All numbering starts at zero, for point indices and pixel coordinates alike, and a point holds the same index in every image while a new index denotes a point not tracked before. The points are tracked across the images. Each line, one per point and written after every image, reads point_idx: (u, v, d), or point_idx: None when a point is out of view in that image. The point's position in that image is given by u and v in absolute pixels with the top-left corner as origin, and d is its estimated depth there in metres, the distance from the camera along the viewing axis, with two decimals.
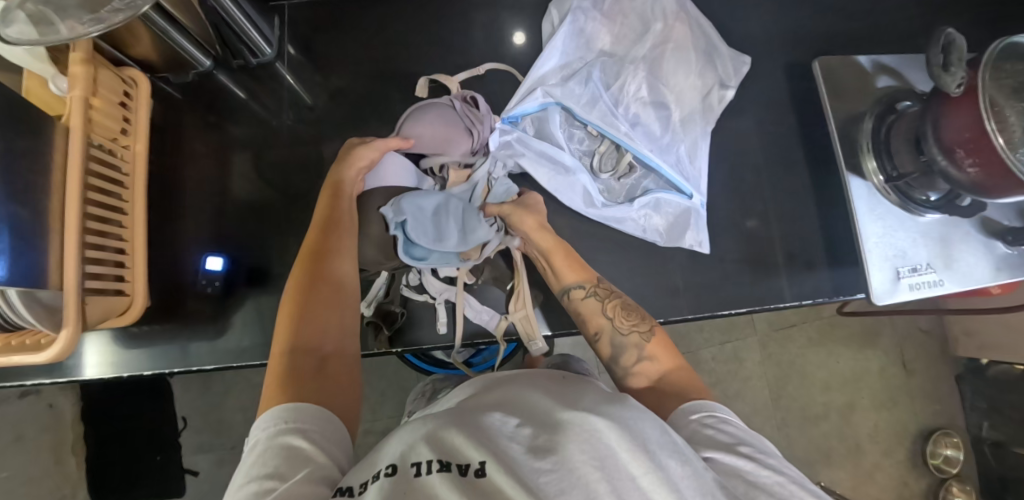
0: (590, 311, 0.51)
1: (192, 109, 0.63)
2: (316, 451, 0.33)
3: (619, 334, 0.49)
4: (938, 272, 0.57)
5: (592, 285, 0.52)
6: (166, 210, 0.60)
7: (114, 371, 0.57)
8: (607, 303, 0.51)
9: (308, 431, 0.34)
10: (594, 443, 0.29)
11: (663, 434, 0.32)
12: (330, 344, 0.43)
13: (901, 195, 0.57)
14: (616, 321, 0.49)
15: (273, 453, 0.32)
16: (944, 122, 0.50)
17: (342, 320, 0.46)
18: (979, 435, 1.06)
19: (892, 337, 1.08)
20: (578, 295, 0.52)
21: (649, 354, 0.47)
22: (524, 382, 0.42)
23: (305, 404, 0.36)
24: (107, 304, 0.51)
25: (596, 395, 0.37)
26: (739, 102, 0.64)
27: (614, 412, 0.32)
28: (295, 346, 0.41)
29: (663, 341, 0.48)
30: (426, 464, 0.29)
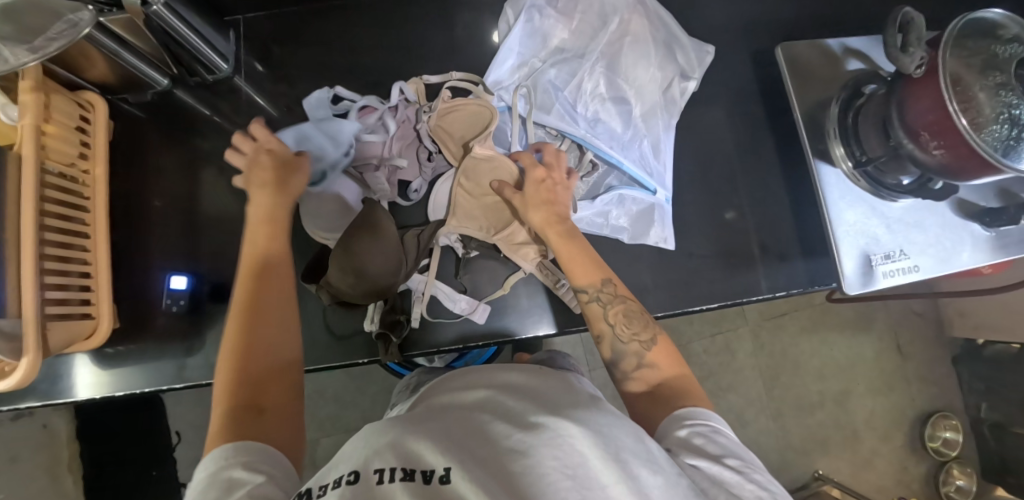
0: (594, 316, 0.47)
1: (154, 127, 0.63)
2: (260, 477, 0.30)
3: (619, 341, 0.45)
4: (913, 259, 0.56)
5: (596, 288, 0.47)
6: (132, 231, 0.60)
7: (85, 392, 0.57)
8: (610, 308, 0.46)
9: (254, 462, 0.31)
10: (567, 449, 0.27)
11: (638, 440, 0.29)
12: (272, 386, 0.38)
13: (871, 180, 0.56)
14: (617, 329, 0.45)
15: (215, 484, 0.29)
16: (909, 105, 0.48)
17: (280, 352, 0.40)
18: (978, 417, 1.04)
19: (886, 321, 1.07)
20: (582, 297, 0.47)
21: (651, 361, 0.43)
22: (491, 381, 0.39)
23: (245, 441, 0.33)
24: (71, 329, 0.51)
25: (572, 401, 0.35)
26: (705, 92, 0.63)
27: (589, 420, 0.30)
28: (229, 400, 0.37)
29: (667, 347, 0.45)
30: (388, 472, 0.27)
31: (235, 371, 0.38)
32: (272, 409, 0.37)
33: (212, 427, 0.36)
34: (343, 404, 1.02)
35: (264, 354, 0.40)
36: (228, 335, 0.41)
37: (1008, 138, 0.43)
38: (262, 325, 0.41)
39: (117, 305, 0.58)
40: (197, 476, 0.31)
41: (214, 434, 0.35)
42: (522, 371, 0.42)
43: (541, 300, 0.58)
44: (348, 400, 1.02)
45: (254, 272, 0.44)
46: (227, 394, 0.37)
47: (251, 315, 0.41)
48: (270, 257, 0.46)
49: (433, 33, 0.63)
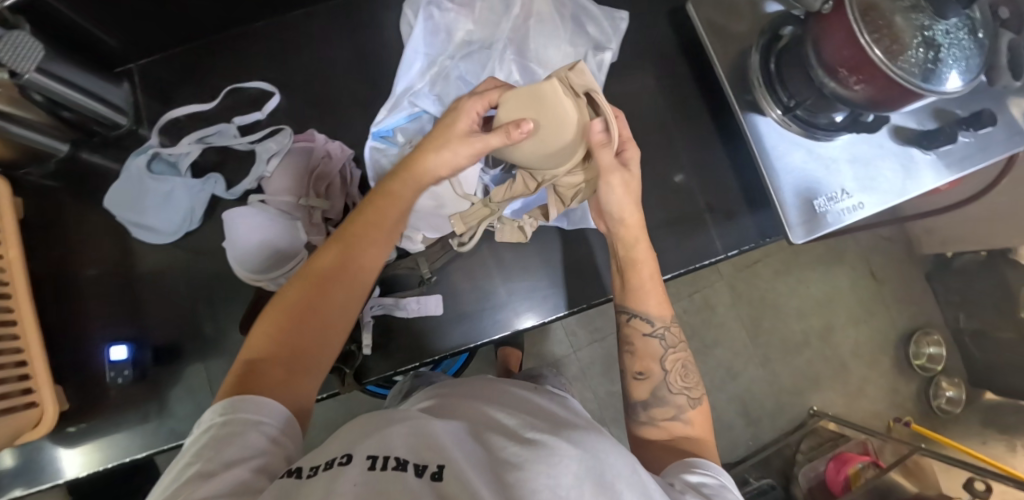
0: (647, 350, 0.47)
1: (65, 195, 0.59)
2: (270, 445, 0.31)
3: (666, 389, 0.45)
4: (858, 196, 0.55)
5: (663, 324, 0.48)
6: (66, 309, 0.58)
7: (47, 479, 0.55)
8: (671, 352, 0.47)
9: (265, 424, 0.32)
10: (562, 467, 0.25)
11: (634, 469, 0.27)
12: (308, 357, 0.37)
13: (802, 124, 0.55)
14: (670, 375, 0.46)
15: (226, 436, 0.30)
16: (823, 42, 0.47)
17: (336, 323, 0.39)
18: (958, 327, 1.06)
19: (857, 250, 1.08)
20: (641, 327, 0.48)
21: (688, 418, 0.44)
22: (496, 398, 0.39)
23: (254, 397, 0.32)
24: (14, 423, 0.49)
25: (574, 423, 0.34)
26: (626, 61, 0.62)
27: (588, 442, 0.28)
28: (264, 352, 0.36)
29: (704, 415, 0.45)
30: (381, 459, 0.26)
31: (281, 321, 0.37)
32: (300, 384, 0.36)
33: (235, 367, 0.36)
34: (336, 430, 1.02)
35: (318, 329, 0.38)
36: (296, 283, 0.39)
37: (925, 62, 0.42)
38: (333, 297, 0.39)
39: (63, 387, 0.55)
40: (209, 420, 0.32)
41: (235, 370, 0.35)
42: (529, 392, 0.43)
43: (493, 303, 0.57)
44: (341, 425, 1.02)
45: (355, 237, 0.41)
46: (267, 346, 0.36)
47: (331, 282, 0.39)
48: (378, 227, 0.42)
49: (336, 48, 0.60)
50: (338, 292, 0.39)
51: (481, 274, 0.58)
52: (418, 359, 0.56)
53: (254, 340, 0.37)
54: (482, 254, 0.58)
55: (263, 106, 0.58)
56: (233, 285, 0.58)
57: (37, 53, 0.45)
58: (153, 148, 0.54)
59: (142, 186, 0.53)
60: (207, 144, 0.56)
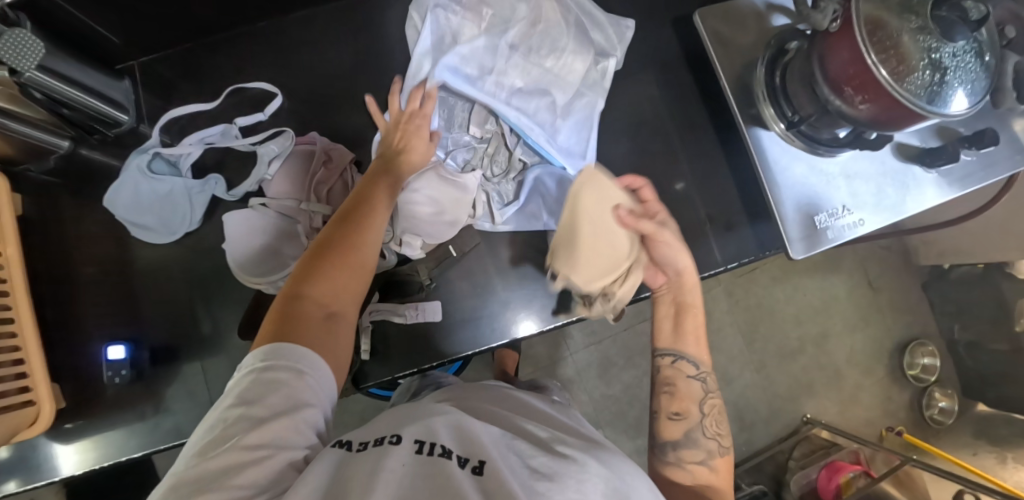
0: (688, 392, 0.49)
1: (64, 192, 0.59)
2: (309, 401, 0.33)
3: (701, 431, 0.47)
4: (858, 213, 0.55)
5: (704, 369, 0.50)
6: (64, 306, 0.57)
7: (43, 476, 0.55)
8: (710, 397, 0.49)
9: (307, 374, 0.33)
10: (584, 486, 0.25)
11: (660, 499, 0.28)
12: (336, 301, 0.39)
13: (806, 139, 0.54)
14: (706, 420, 0.48)
15: (269, 383, 0.32)
16: (828, 59, 0.47)
17: (364, 267, 0.42)
18: (953, 338, 1.07)
19: (855, 258, 1.08)
20: (686, 369, 0.50)
21: (713, 464, 0.46)
22: (527, 414, 0.39)
23: (296, 345, 0.34)
24: (10, 421, 0.49)
25: (599, 442, 0.33)
26: (631, 70, 0.61)
27: (614, 464, 0.28)
28: (299, 289, 0.38)
29: (729, 464, 0.47)
30: (429, 445, 0.27)
31: (309, 263, 0.40)
32: (337, 323, 0.38)
33: (273, 309, 0.38)
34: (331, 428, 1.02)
35: (347, 265, 0.40)
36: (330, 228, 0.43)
37: (931, 84, 0.41)
38: (356, 238, 0.42)
39: (61, 385, 0.55)
40: (251, 364, 0.33)
41: (273, 312, 0.37)
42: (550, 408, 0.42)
43: (491, 310, 0.57)
44: (336, 421, 1.02)
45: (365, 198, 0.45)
46: (301, 284, 0.38)
47: (351, 226, 0.42)
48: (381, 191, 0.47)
49: (340, 49, 0.59)
50: (358, 231, 0.42)
51: (480, 281, 0.58)
52: (415, 365, 0.56)
53: (289, 283, 0.39)
54: (482, 261, 0.58)
55: (266, 108, 0.57)
56: (231, 286, 0.58)
57: (38, 50, 0.44)
58: (153, 147, 0.54)
59: (142, 187, 0.53)
60: (206, 144, 0.55)
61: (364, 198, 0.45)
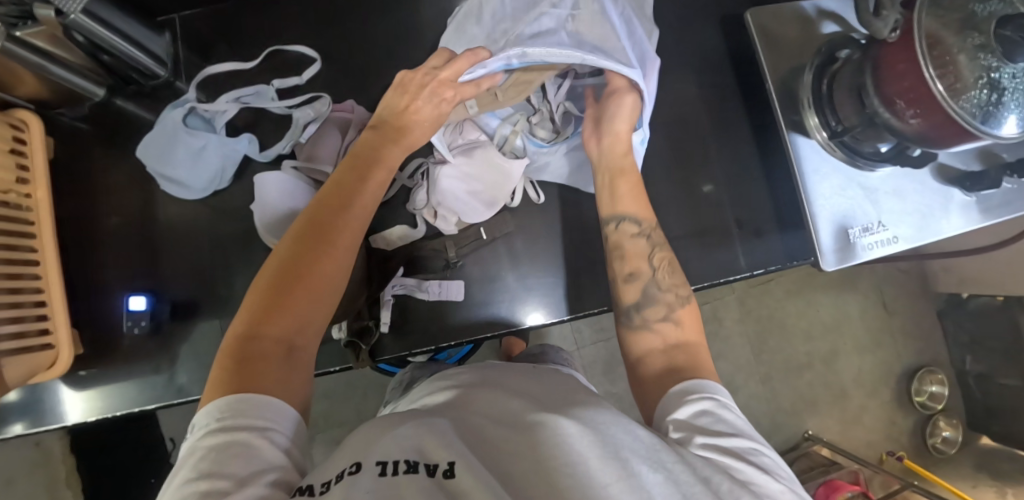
0: (637, 250, 0.48)
1: (96, 140, 0.59)
2: (280, 459, 0.30)
3: (655, 286, 0.47)
4: (892, 231, 0.54)
5: (649, 226, 0.49)
6: (88, 254, 0.58)
7: (53, 421, 0.56)
8: (658, 250, 0.48)
9: (270, 430, 0.31)
10: (568, 446, 0.28)
11: (635, 436, 0.30)
12: (295, 328, 0.38)
13: (848, 150, 0.53)
14: (659, 274, 0.47)
15: (228, 446, 0.29)
16: (882, 70, 0.46)
17: (327, 286, 0.40)
18: (964, 368, 1.06)
19: (872, 279, 1.07)
20: (630, 229, 0.48)
21: (677, 318, 0.45)
22: (498, 383, 0.40)
23: (250, 394, 0.32)
24: (30, 361, 0.49)
25: (571, 400, 0.36)
26: (672, 66, 0.61)
27: (588, 418, 0.31)
28: (254, 329, 0.37)
29: (692, 313, 0.46)
30: (391, 464, 0.25)
31: (267, 296, 0.38)
32: (298, 361, 0.37)
33: (226, 349, 0.36)
34: (333, 400, 1.03)
35: (307, 295, 0.39)
36: (284, 245, 0.41)
37: (988, 104, 0.40)
38: (318, 261, 0.40)
39: (79, 331, 0.56)
40: (204, 426, 0.31)
41: (225, 351, 0.36)
42: (518, 372, 0.44)
43: (511, 294, 0.57)
44: (338, 393, 1.03)
45: (337, 203, 0.43)
46: (257, 324, 0.37)
47: (316, 245, 0.40)
48: (362, 189, 0.45)
49: (382, 20, 0.59)
50: (320, 255, 0.40)
51: (503, 264, 0.58)
52: (434, 342, 0.56)
53: (242, 320, 0.38)
54: (507, 246, 0.58)
55: (303, 73, 0.57)
56: (254, 248, 0.58)
57: None
58: (190, 102, 0.54)
59: (175, 140, 0.52)
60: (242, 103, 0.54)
61: (332, 208, 0.43)
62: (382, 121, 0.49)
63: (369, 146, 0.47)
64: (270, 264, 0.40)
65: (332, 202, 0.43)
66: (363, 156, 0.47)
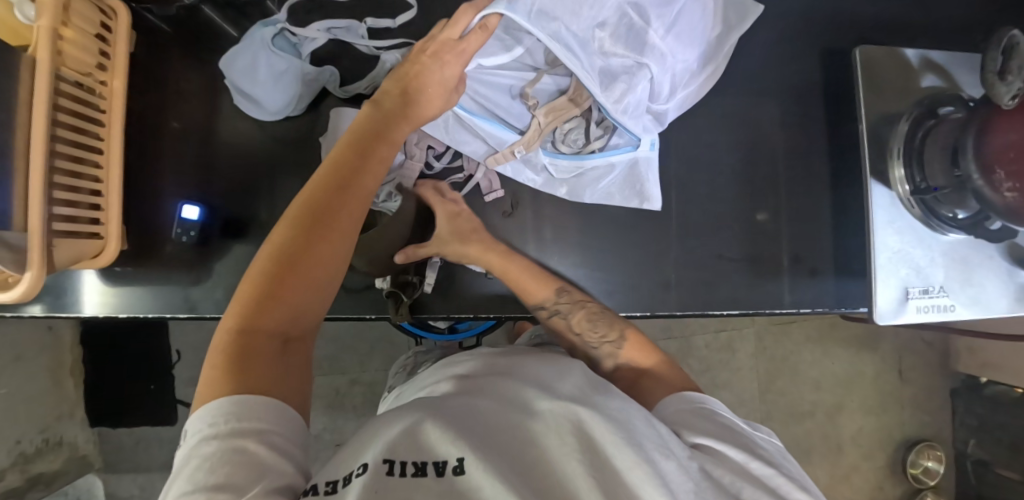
0: (560, 326, 0.54)
1: (179, 44, 0.59)
2: (284, 466, 0.29)
3: (591, 346, 0.52)
4: (952, 297, 0.53)
5: (552, 301, 0.53)
6: (147, 153, 0.58)
7: (74, 308, 0.56)
8: (572, 316, 0.53)
9: (266, 433, 0.29)
10: (580, 436, 0.28)
11: (650, 428, 0.30)
12: (290, 317, 0.36)
13: (926, 209, 0.52)
14: (585, 332, 0.52)
15: (230, 459, 0.27)
16: (988, 134, 0.44)
17: (326, 271, 0.38)
18: (964, 451, 1.05)
19: (893, 344, 1.06)
20: (544, 313, 0.54)
21: (624, 357, 0.50)
22: (503, 367, 0.39)
23: (249, 397, 0.30)
24: (79, 246, 0.50)
25: (582, 381, 0.35)
26: (764, 87, 0.59)
27: (604, 405, 0.31)
28: (250, 321, 0.35)
29: (638, 339, 0.51)
30: (400, 465, 0.26)
31: (264, 285, 0.36)
32: (295, 351, 0.36)
33: (219, 341, 0.34)
34: (341, 346, 1.04)
35: (306, 281, 0.37)
36: (281, 230, 0.38)
37: None
38: (318, 245, 0.38)
39: (128, 227, 0.56)
40: (202, 431, 0.29)
41: (222, 343, 0.34)
42: (529, 358, 0.42)
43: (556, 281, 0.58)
44: (348, 343, 1.04)
45: (337, 181, 0.40)
46: (252, 316, 0.35)
47: (314, 227, 0.38)
48: (368, 165, 0.43)
49: None
50: (319, 243, 0.38)
51: (555, 244, 0.58)
52: (472, 310, 0.57)
53: (235, 312, 0.35)
54: (554, 230, 0.58)
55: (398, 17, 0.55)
56: None
57: None
58: (281, 23, 0.51)
59: (258, 57, 0.51)
60: (332, 33, 0.53)
61: (334, 185, 0.40)
62: (383, 97, 0.46)
63: (375, 119, 0.45)
64: (264, 250, 0.38)
65: (333, 179, 0.41)
66: (364, 130, 0.44)
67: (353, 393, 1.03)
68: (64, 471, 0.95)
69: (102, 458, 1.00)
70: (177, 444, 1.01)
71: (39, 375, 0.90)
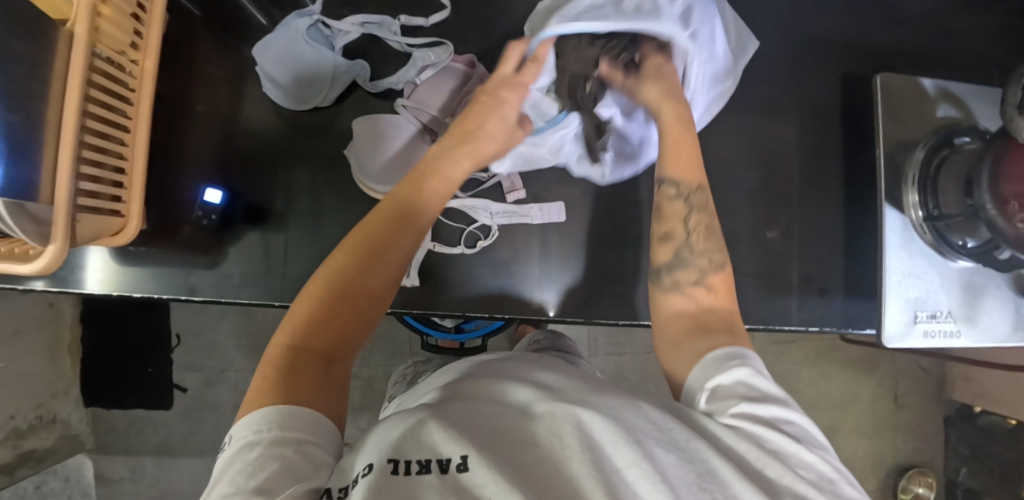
0: (673, 212, 0.46)
1: (210, 28, 0.59)
2: (317, 469, 0.27)
3: (689, 251, 0.45)
4: (958, 324, 0.54)
5: (688, 188, 0.46)
6: (172, 135, 0.58)
7: (78, 285, 0.56)
8: (699, 214, 0.46)
9: (304, 442, 0.29)
10: (582, 435, 0.27)
11: (652, 423, 0.28)
12: (337, 342, 0.36)
13: (937, 235, 0.53)
14: (693, 238, 0.46)
15: (269, 463, 0.26)
16: (1004, 167, 0.44)
17: (372, 300, 0.39)
18: (954, 479, 1.05)
19: (891, 368, 1.07)
20: (669, 192, 0.47)
21: (710, 285, 0.44)
22: (503, 372, 0.38)
23: (295, 407, 0.30)
24: (100, 223, 0.49)
25: (588, 387, 0.34)
26: (784, 107, 0.60)
27: (603, 405, 0.29)
28: (302, 339, 0.35)
29: (725, 283, 0.44)
30: (405, 464, 0.26)
31: (322, 309, 0.37)
32: (336, 374, 0.35)
33: (270, 354, 0.35)
34: None
35: (356, 309, 0.38)
36: (335, 257, 0.39)
37: None
38: (369, 276, 0.38)
39: (147, 208, 0.56)
40: (245, 438, 0.28)
41: (275, 354, 0.34)
42: (531, 363, 0.41)
43: (572, 285, 0.58)
44: None
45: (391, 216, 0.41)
46: (301, 334, 0.36)
47: (368, 259, 0.39)
48: (422, 197, 0.43)
49: None
50: (369, 275, 0.38)
51: (573, 248, 0.59)
52: (484, 309, 0.57)
53: (286, 328, 0.36)
54: (567, 233, 0.59)
55: (430, 17, 0.57)
56: (337, 173, 0.59)
57: None
58: (316, 15, 0.53)
59: (294, 47, 0.53)
60: (364, 28, 0.55)
61: (388, 218, 0.41)
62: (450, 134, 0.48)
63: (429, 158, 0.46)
64: (321, 274, 0.39)
65: (390, 214, 0.41)
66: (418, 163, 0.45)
67: (351, 387, 1.03)
68: (55, 450, 0.94)
69: (94, 439, 0.99)
70: (171, 429, 1.00)
71: (37, 351, 0.89)
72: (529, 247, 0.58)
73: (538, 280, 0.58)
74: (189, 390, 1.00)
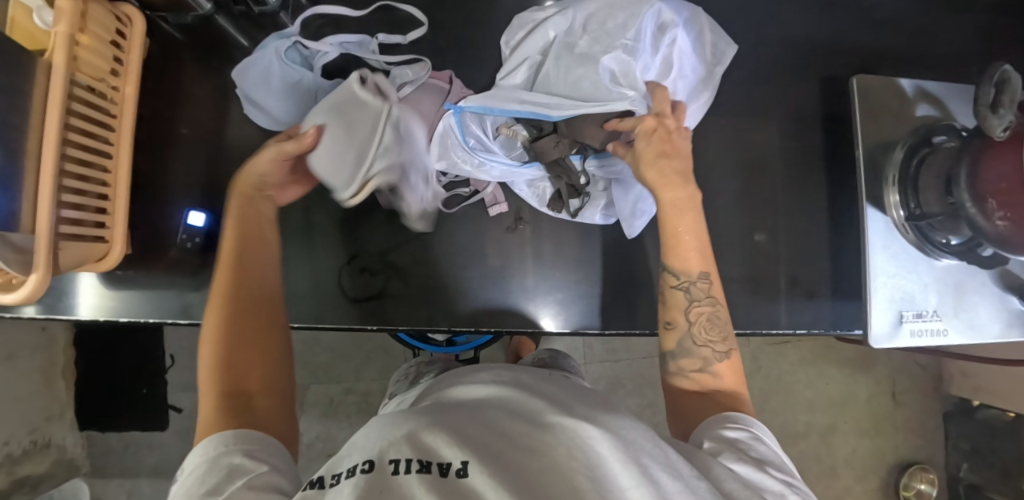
0: (673, 302, 0.47)
1: (192, 51, 0.60)
2: (259, 466, 0.30)
3: (691, 340, 0.45)
4: (945, 322, 0.54)
5: (689, 278, 0.46)
6: (156, 159, 0.58)
7: (65, 311, 0.56)
8: (698, 305, 0.46)
9: (253, 450, 0.32)
10: (587, 450, 0.27)
11: (655, 445, 0.29)
12: (253, 373, 0.41)
13: (920, 235, 0.53)
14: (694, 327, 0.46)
15: (215, 471, 0.30)
16: (981, 166, 0.45)
17: (265, 323, 0.45)
18: (956, 475, 1.05)
19: (888, 365, 1.07)
20: (669, 281, 0.47)
21: (715, 371, 0.44)
22: (509, 380, 0.37)
23: (246, 429, 0.34)
24: (84, 250, 0.50)
25: (590, 402, 0.34)
26: (764, 111, 0.61)
27: (610, 423, 0.29)
28: (221, 389, 0.39)
29: (732, 367, 0.45)
30: (405, 463, 0.26)
31: (223, 357, 0.41)
32: (262, 401, 0.39)
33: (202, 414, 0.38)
34: (337, 355, 1.03)
35: (255, 341, 0.43)
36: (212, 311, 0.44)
37: None
38: (246, 308, 0.44)
39: (132, 233, 0.56)
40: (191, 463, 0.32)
41: (203, 420, 0.37)
42: (534, 375, 0.40)
43: (561, 296, 0.58)
44: (345, 352, 1.03)
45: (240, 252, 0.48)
46: (220, 385, 0.39)
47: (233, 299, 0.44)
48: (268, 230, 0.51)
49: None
50: (245, 307, 0.44)
51: (561, 258, 0.59)
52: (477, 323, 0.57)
53: (206, 391, 0.39)
54: (556, 242, 0.59)
55: (408, 34, 0.58)
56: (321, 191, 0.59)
57: None
58: (295, 36, 0.54)
59: (273, 68, 0.53)
60: (343, 47, 0.56)
61: (241, 257, 0.47)
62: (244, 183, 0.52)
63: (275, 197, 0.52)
64: (207, 341, 0.42)
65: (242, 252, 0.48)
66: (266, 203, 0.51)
67: (348, 401, 1.03)
68: (51, 474, 0.94)
69: (91, 462, 0.99)
70: (168, 450, 1.00)
71: (31, 377, 0.89)
72: (516, 259, 0.59)
73: (528, 293, 0.58)
74: (185, 411, 1.00)
